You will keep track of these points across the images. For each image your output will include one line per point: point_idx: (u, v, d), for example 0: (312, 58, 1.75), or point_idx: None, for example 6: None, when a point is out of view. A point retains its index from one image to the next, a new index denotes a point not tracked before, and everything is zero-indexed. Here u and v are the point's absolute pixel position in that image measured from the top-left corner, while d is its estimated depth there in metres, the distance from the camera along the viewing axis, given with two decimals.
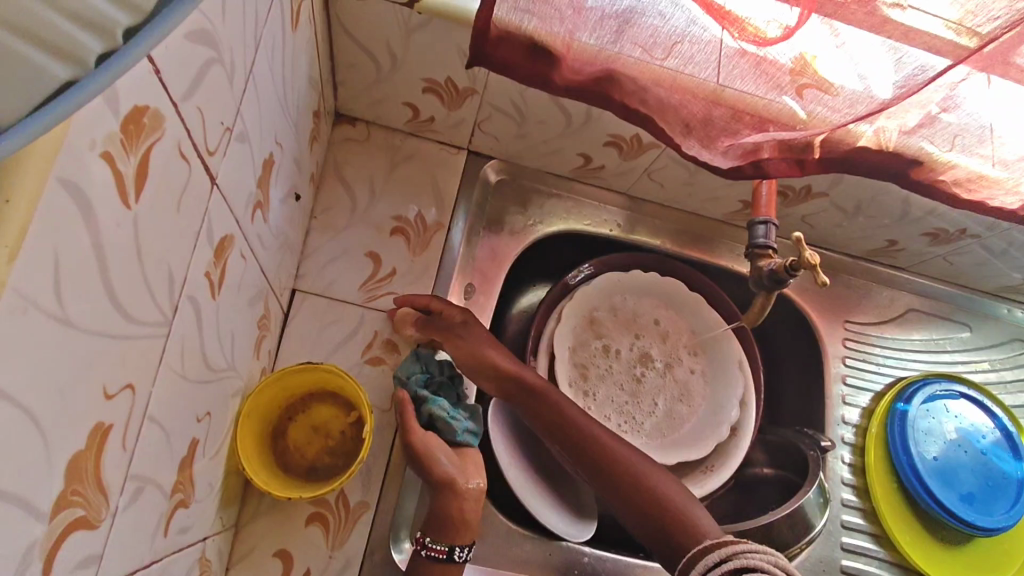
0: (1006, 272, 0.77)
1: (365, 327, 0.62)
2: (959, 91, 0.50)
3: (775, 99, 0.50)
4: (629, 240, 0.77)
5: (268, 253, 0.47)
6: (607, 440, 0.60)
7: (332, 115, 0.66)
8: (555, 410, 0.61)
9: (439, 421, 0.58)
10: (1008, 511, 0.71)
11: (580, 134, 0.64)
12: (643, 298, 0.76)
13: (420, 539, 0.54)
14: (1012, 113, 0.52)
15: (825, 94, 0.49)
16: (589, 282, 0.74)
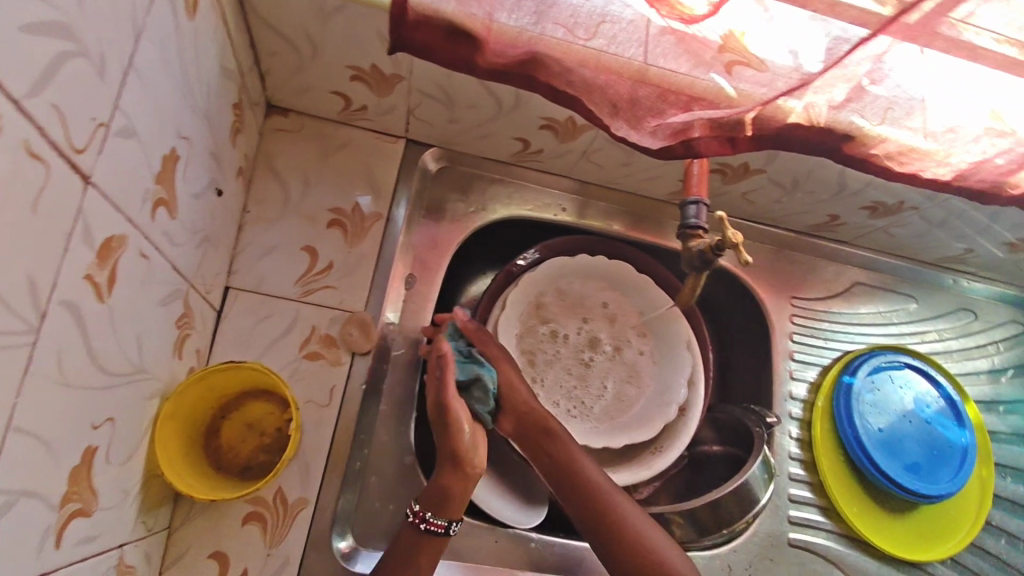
0: (947, 242, 0.78)
1: (302, 322, 0.61)
2: (886, 62, 0.50)
3: (703, 76, 0.51)
4: (576, 224, 0.77)
5: (182, 250, 0.46)
6: (579, 458, 0.62)
7: (263, 106, 0.65)
8: (536, 432, 0.64)
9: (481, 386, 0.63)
10: (952, 478, 0.73)
11: (511, 116, 0.63)
12: (588, 282, 0.76)
13: (419, 513, 0.55)
14: (941, 85, 0.52)
15: (751, 70, 0.51)
16: (535, 268, 0.73)
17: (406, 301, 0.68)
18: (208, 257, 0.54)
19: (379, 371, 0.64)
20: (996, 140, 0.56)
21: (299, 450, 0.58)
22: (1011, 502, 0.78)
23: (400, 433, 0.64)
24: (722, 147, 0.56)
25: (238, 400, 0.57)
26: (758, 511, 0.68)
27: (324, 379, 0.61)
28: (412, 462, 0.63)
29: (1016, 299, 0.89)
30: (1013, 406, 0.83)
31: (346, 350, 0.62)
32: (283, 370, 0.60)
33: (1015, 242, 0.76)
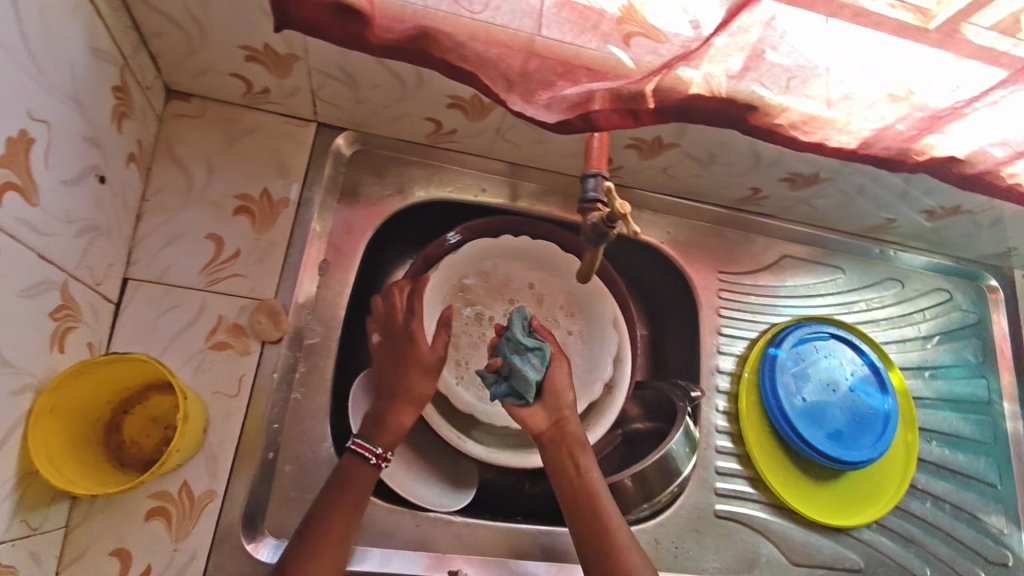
0: (868, 212, 0.79)
1: (208, 312, 0.60)
2: (778, 25, 0.49)
3: (602, 49, 0.50)
4: (510, 207, 0.77)
5: (48, 237, 0.44)
6: (597, 486, 0.59)
7: (160, 90, 0.62)
8: (567, 454, 0.61)
9: (525, 367, 0.62)
10: (874, 444, 0.74)
11: (417, 97, 0.62)
12: (514, 262, 0.75)
13: (381, 453, 0.58)
14: (841, 53, 0.51)
15: (656, 43, 0.49)
16: (457, 250, 0.72)
17: (322, 287, 0.66)
18: (95, 246, 0.52)
19: (292, 359, 0.63)
20: (892, 106, 0.56)
21: (206, 442, 0.57)
22: (934, 464, 0.80)
23: (316, 421, 0.63)
24: (623, 121, 0.55)
25: (142, 393, 0.55)
26: (682, 483, 0.69)
27: (231, 369, 0.59)
28: (330, 450, 0.63)
29: (943, 266, 0.90)
30: (938, 371, 0.86)
31: (256, 339, 0.61)
32: (187, 361, 0.58)
33: (935, 210, 0.77)
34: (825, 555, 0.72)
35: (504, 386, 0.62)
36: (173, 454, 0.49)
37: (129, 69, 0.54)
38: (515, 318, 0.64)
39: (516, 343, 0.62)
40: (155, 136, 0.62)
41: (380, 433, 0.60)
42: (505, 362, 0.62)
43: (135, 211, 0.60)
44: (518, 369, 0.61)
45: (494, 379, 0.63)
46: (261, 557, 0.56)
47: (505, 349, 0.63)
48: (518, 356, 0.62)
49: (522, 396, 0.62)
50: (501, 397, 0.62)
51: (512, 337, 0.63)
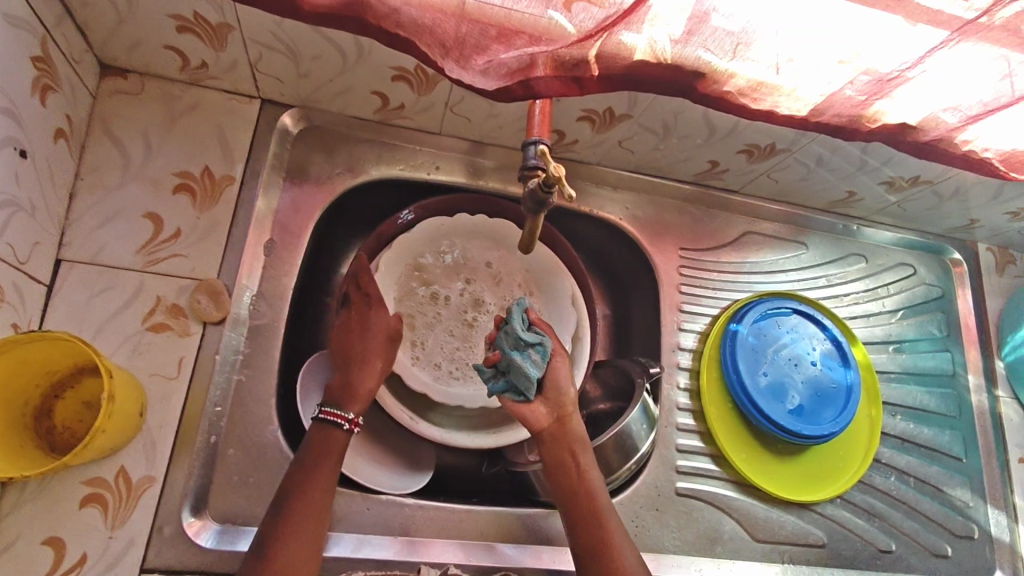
0: (828, 185, 0.78)
1: (146, 292, 0.58)
2: None
3: (543, 15, 0.48)
4: (469, 185, 0.75)
5: None
6: (596, 488, 0.60)
7: (92, 65, 0.60)
8: (568, 450, 0.61)
9: (529, 364, 0.60)
10: (837, 419, 0.74)
11: (360, 70, 0.60)
12: (469, 241, 0.73)
13: (354, 420, 0.59)
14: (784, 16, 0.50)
15: (594, 6, 0.48)
16: (412, 229, 0.70)
17: (267, 267, 0.65)
18: (15, 223, 0.50)
19: (237, 341, 0.61)
20: (839, 70, 0.55)
21: (144, 426, 0.55)
22: (899, 438, 0.80)
23: (263, 403, 0.61)
24: (567, 87, 0.54)
25: (75, 376, 0.54)
26: (641, 460, 0.68)
27: (171, 351, 0.58)
28: (276, 433, 0.61)
29: (907, 240, 0.90)
30: (902, 345, 0.85)
31: (197, 320, 0.59)
32: (124, 343, 0.56)
33: (895, 181, 0.76)
34: (789, 531, 0.72)
35: (503, 380, 0.61)
36: (99, 436, 0.47)
37: (52, 41, 0.52)
38: (512, 310, 0.61)
39: (516, 338, 0.59)
40: (88, 112, 0.60)
41: (351, 400, 0.60)
42: (504, 357, 0.60)
43: (67, 189, 0.57)
44: (519, 366, 0.59)
45: (493, 373, 0.61)
46: (201, 543, 0.55)
47: (505, 343, 0.60)
48: (518, 353, 0.59)
49: (522, 392, 0.61)
50: (500, 392, 0.61)
51: (511, 332, 0.60)
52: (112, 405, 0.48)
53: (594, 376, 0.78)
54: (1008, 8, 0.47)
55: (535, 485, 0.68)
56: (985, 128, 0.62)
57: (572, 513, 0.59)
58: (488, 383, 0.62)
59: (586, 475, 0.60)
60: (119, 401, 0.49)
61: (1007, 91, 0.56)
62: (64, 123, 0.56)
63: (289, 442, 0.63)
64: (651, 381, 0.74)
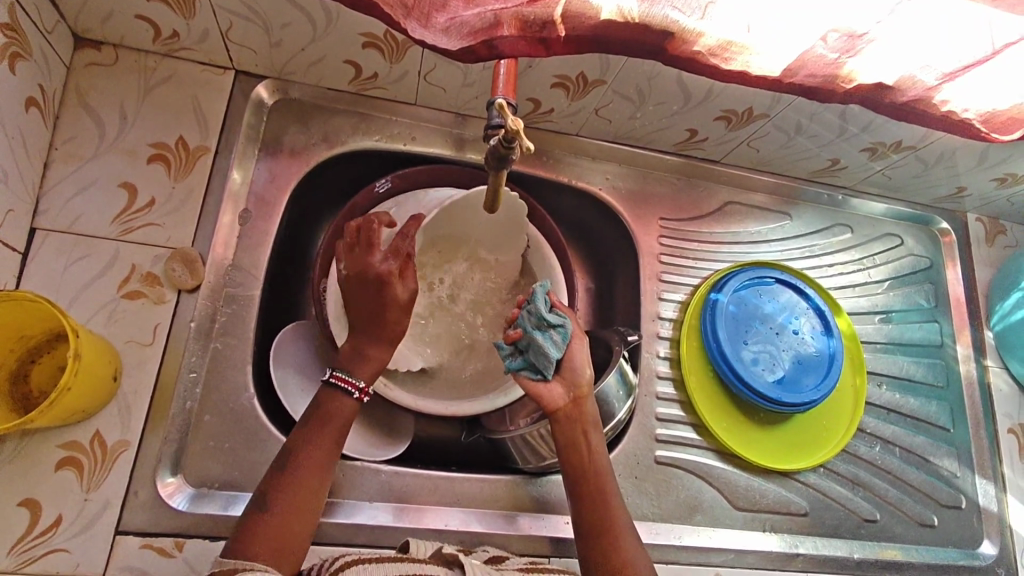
0: (811, 152, 0.78)
1: (121, 260, 0.59)
2: None
3: None
4: (455, 156, 0.75)
5: None
6: (605, 469, 0.59)
7: (66, 36, 0.60)
8: (581, 430, 0.60)
9: (552, 345, 0.60)
10: (818, 386, 0.73)
11: (330, 36, 0.60)
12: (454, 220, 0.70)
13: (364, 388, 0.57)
14: None
15: None
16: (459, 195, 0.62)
17: (242, 236, 0.65)
18: None
19: (213, 309, 0.62)
20: (808, 26, 0.54)
21: (119, 391, 0.56)
22: (884, 408, 0.80)
23: (238, 370, 0.61)
24: (532, 48, 0.54)
25: (50, 342, 0.54)
26: (620, 427, 0.68)
27: (145, 318, 0.58)
28: (252, 399, 0.61)
29: (895, 210, 0.89)
30: (890, 315, 0.85)
31: (171, 288, 0.60)
32: (99, 311, 0.57)
33: (878, 147, 0.75)
34: (770, 500, 0.72)
35: (521, 359, 0.62)
36: (67, 395, 0.48)
37: (21, 8, 0.52)
38: (534, 291, 0.62)
39: (539, 318, 0.60)
40: (62, 83, 0.60)
41: (361, 364, 0.58)
42: (525, 336, 0.61)
43: (41, 159, 0.58)
44: (539, 345, 0.59)
45: (513, 351, 0.62)
46: (174, 504, 0.55)
47: (527, 323, 0.61)
48: (540, 333, 0.60)
49: (540, 370, 0.61)
50: (517, 370, 0.62)
51: (535, 311, 0.61)
52: (79, 365, 0.48)
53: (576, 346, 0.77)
54: None
55: (512, 454, 0.67)
56: (963, 86, 0.61)
57: (581, 499, 0.58)
58: (506, 360, 0.62)
59: (597, 457, 0.60)
60: (86, 362, 0.49)
61: (982, 46, 0.55)
62: (36, 92, 0.56)
63: (265, 409, 0.63)
64: (629, 351, 0.74)
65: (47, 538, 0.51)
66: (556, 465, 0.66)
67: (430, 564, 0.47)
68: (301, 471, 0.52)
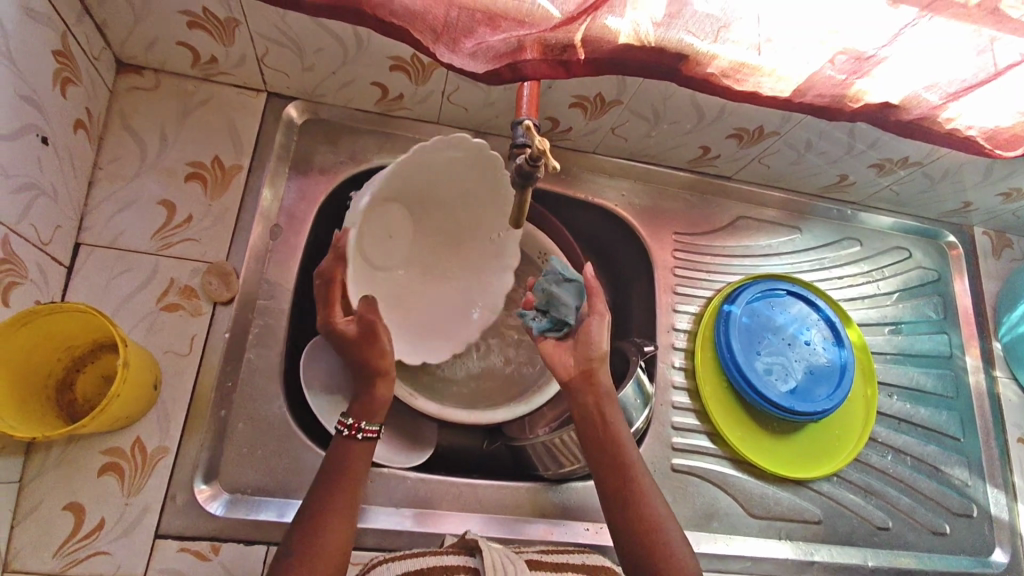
0: (821, 168, 0.80)
1: (161, 274, 0.61)
2: None
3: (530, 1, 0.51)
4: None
5: None
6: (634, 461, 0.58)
7: (110, 62, 0.63)
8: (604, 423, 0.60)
9: (569, 295, 0.63)
10: (830, 396, 0.75)
11: (360, 61, 0.64)
12: (475, 225, 0.72)
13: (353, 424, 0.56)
14: None
15: None
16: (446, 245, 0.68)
17: (273, 250, 0.67)
18: (39, 205, 0.53)
19: (246, 321, 0.64)
20: (818, 49, 0.57)
21: (158, 399, 0.58)
22: (895, 418, 0.81)
23: (270, 380, 0.63)
24: (554, 71, 0.57)
25: (94, 351, 0.56)
26: (638, 434, 0.70)
27: (184, 329, 0.61)
28: (284, 409, 0.63)
29: (903, 224, 0.91)
30: (899, 327, 0.86)
31: (208, 300, 0.62)
32: (140, 322, 0.60)
33: (885, 163, 0.78)
34: (785, 508, 0.73)
35: (545, 320, 0.63)
36: (116, 402, 0.50)
37: (73, 36, 0.56)
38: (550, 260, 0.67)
39: (555, 274, 0.64)
40: (107, 107, 0.63)
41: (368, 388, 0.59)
42: (543, 293, 0.64)
43: (86, 178, 0.61)
44: (556, 293, 0.63)
45: (536, 316, 0.64)
46: (210, 509, 0.57)
47: (543, 284, 0.65)
48: (556, 286, 0.64)
49: (563, 323, 0.62)
50: (542, 330, 0.63)
51: (551, 271, 0.65)
52: (127, 373, 0.51)
53: None
54: None
55: (533, 461, 0.69)
56: (967, 104, 0.63)
57: (612, 497, 0.57)
58: (531, 325, 0.64)
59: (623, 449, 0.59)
60: (133, 370, 0.52)
61: (985, 67, 0.58)
62: (84, 115, 0.59)
63: (295, 417, 0.65)
64: (646, 361, 0.76)
65: (90, 540, 0.54)
66: (580, 472, 0.68)
67: (447, 554, 0.47)
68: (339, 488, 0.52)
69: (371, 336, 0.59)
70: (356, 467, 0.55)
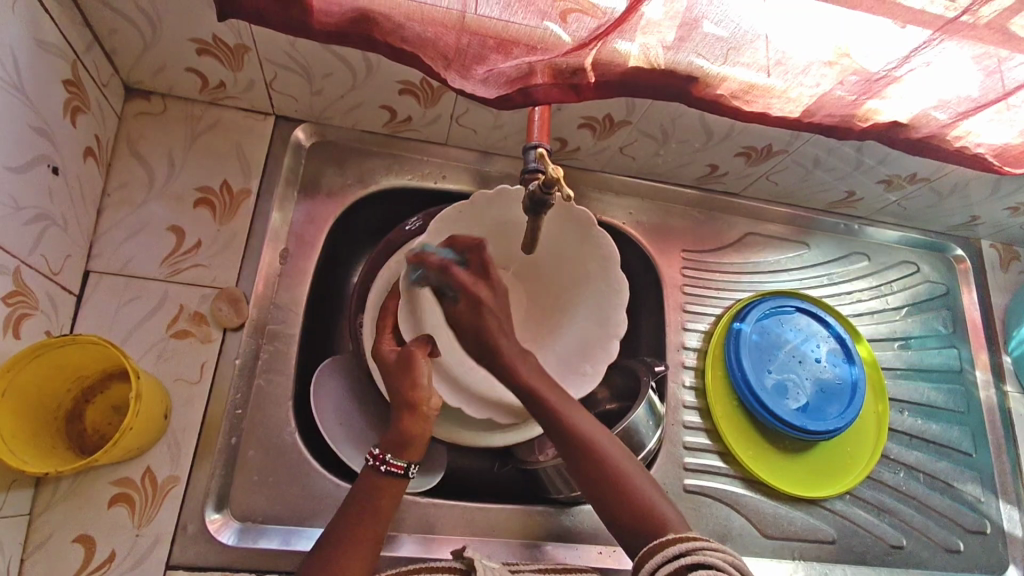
0: (828, 185, 0.80)
1: (170, 301, 0.61)
2: None
3: (542, 27, 0.51)
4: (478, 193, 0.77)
5: None
6: (628, 475, 0.52)
7: (119, 88, 0.63)
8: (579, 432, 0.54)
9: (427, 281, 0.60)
10: (842, 414, 0.74)
11: (369, 85, 0.64)
12: (581, 273, 0.66)
13: (376, 454, 0.54)
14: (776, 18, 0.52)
15: (588, 17, 0.51)
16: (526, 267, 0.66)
17: (283, 274, 0.67)
18: (48, 235, 0.53)
19: (256, 347, 0.64)
20: (827, 71, 0.57)
21: (169, 428, 0.58)
22: (907, 434, 0.81)
23: (280, 406, 0.63)
24: (565, 95, 0.57)
25: (104, 381, 0.56)
26: (650, 455, 0.70)
27: (193, 356, 0.60)
28: (294, 435, 0.63)
29: (909, 239, 0.92)
30: (909, 342, 0.86)
31: (217, 326, 0.62)
32: (149, 350, 0.59)
33: (893, 179, 0.78)
34: (799, 528, 0.72)
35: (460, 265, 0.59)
36: (128, 434, 0.50)
37: (82, 65, 0.56)
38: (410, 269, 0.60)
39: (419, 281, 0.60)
40: (115, 133, 0.63)
41: None
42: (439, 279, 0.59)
43: (95, 206, 0.61)
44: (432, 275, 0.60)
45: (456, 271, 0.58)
46: (222, 539, 0.57)
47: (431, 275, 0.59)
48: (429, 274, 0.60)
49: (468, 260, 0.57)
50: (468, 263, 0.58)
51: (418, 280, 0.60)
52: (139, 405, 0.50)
53: (602, 377, 0.79)
54: (989, 6, 0.50)
55: (546, 484, 0.69)
56: (977, 122, 0.63)
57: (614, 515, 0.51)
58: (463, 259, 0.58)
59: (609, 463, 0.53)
60: (145, 401, 0.51)
61: (994, 86, 0.58)
62: (93, 142, 0.59)
63: (306, 443, 0.64)
64: (656, 381, 0.75)
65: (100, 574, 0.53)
66: (579, 497, 0.67)
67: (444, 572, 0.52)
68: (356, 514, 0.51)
69: (407, 367, 0.56)
70: (385, 505, 0.53)
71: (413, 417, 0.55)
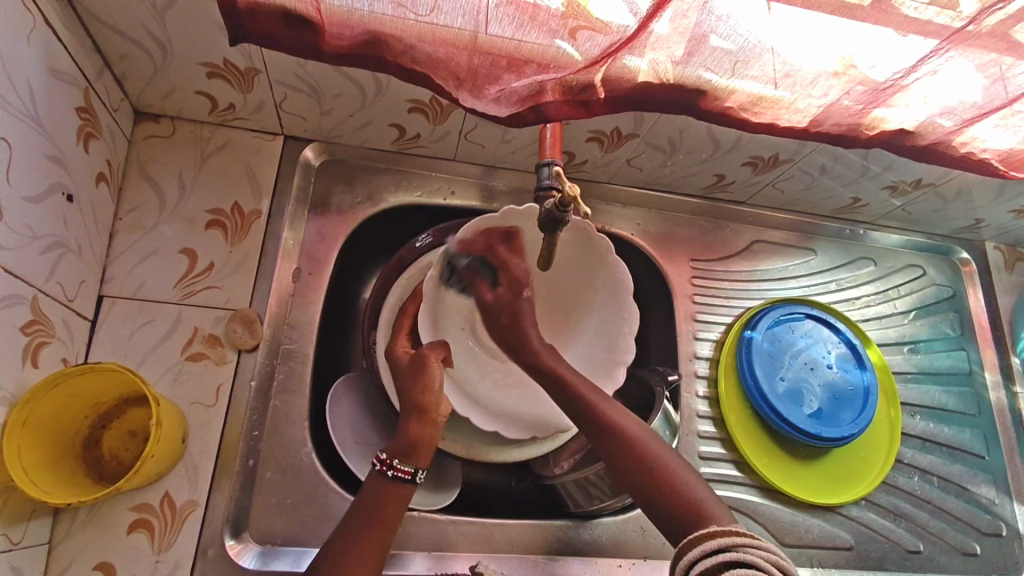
0: (834, 191, 0.81)
1: (184, 324, 0.61)
2: (717, 7, 0.50)
3: (553, 45, 0.52)
4: (485, 208, 0.78)
5: (4, 253, 0.46)
6: None
7: (128, 112, 0.63)
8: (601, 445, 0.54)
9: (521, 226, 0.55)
10: (855, 420, 0.74)
11: (379, 103, 0.64)
12: (598, 295, 0.66)
13: (385, 460, 0.53)
14: (783, 32, 0.52)
15: (599, 34, 0.51)
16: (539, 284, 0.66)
17: (295, 294, 0.67)
18: (63, 261, 0.53)
19: (271, 367, 0.64)
20: (834, 82, 0.57)
21: (186, 452, 0.57)
22: (919, 438, 0.81)
23: (296, 426, 0.63)
24: (575, 111, 0.57)
25: (119, 406, 0.56)
26: None
27: (209, 379, 0.60)
28: (311, 455, 0.63)
29: (915, 243, 0.92)
30: (918, 345, 0.86)
31: (232, 348, 0.62)
32: (164, 374, 0.59)
33: (898, 185, 0.78)
34: (816, 535, 0.72)
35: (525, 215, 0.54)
36: (147, 461, 0.50)
37: (93, 91, 0.56)
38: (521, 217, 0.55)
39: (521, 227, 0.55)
40: (125, 157, 0.63)
41: None
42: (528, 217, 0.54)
43: (107, 231, 0.60)
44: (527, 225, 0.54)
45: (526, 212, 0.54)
46: (243, 564, 0.56)
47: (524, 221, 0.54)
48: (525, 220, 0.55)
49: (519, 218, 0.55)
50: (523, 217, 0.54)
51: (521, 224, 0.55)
52: (159, 431, 0.50)
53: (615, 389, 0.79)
54: (993, 16, 0.50)
55: (564, 497, 0.70)
56: (982, 129, 0.64)
57: None
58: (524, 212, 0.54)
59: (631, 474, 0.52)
60: (164, 427, 0.51)
61: (998, 93, 0.58)
62: (104, 167, 0.59)
63: (323, 462, 0.64)
64: (670, 391, 0.75)
65: None
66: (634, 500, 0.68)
67: None
68: (373, 528, 0.50)
69: (420, 370, 0.58)
70: (390, 513, 0.52)
71: (422, 422, 0.55)
